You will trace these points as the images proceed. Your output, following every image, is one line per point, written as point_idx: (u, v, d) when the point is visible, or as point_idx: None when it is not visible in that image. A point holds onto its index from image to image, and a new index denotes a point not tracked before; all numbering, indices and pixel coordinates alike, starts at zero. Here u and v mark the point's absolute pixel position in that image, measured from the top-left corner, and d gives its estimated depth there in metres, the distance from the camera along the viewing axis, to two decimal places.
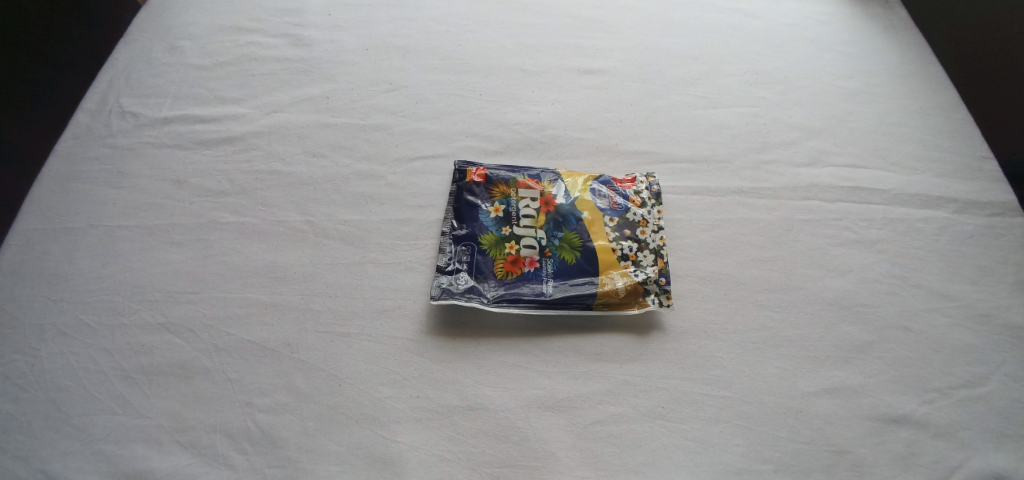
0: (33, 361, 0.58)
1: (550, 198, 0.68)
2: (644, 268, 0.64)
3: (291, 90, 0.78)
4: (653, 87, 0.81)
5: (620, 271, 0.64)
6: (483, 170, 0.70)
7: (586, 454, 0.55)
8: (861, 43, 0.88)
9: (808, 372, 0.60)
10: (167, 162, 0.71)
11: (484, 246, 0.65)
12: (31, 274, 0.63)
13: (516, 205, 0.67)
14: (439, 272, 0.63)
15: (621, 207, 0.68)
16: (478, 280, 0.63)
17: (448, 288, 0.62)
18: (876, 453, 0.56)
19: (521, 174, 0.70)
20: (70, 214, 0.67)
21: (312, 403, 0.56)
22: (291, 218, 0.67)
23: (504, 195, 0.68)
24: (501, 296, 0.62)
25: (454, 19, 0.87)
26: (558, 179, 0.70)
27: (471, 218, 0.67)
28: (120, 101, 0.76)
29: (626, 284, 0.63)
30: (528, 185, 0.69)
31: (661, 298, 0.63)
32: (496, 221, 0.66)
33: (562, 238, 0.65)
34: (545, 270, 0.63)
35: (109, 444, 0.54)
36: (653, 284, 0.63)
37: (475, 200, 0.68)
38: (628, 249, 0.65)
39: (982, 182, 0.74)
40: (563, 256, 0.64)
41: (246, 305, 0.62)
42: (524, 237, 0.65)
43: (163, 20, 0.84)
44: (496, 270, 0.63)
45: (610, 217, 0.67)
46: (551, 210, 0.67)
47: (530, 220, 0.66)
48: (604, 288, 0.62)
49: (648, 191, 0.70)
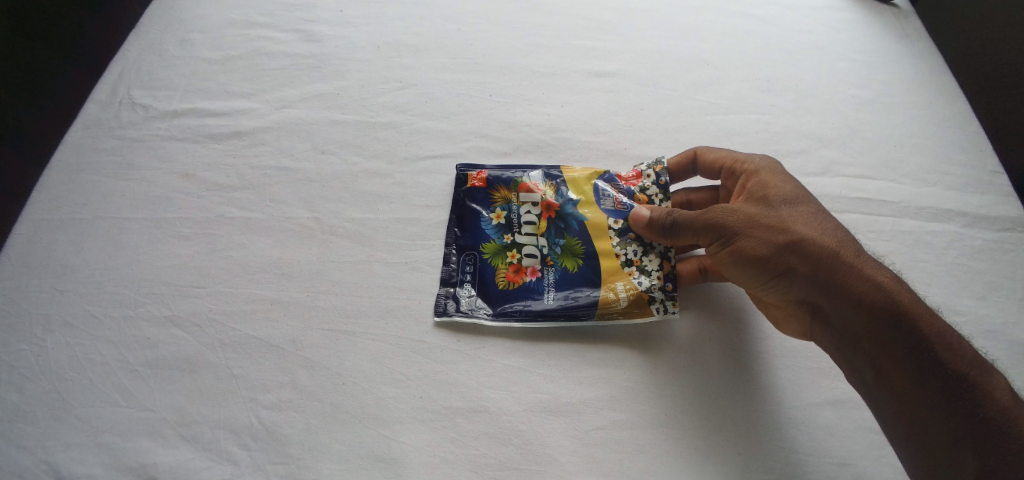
0: (39, 352, 0.58)
1: (551, 201, 0.66)
2: (648, 274, 0.62)
3: (301, 86, 0.78)
4: (664, 91, 0.81)
5: (623, 278, 0.62)
6: (484, 174, 0.70)
7: (588, 459, 0.55)
8: (876, 52, 0.87)
9: (811, 383, 0.59)
10: (175, 154, 0.72)
11: (486, 255, 0.65)
12: (39, 264, 0.63)
13: (517, 211, 0.66)
14: (443, 284, 0.63)
15: (626, 207, 0.64)
16: (480, 291, 0.63)
17: (451, 301, 0.62)
18: (878, 467, 0.56)
19: (522, 176, 0.69)
20: (78, 205, 0.67)
21: (316, 401, 0.56)
22: (299, 215, 0.68)
23: (506, 201, 0.67)
24: (503, 308, 0.62)
25: (466, 18, 0.86)
26: (560, 179, 0.68)
27: (472, 226, 0.67)
28: (130, 93, 0.76)
29: (629, 292, 0.61)
30: (528, 188, 0.67)
31: (666, 305, 0.61)
32: (497, 229, 0.66)
33: (564, 245, 0.64)
34: (546, 280, 0.63)
35: (113, 436, 0.55)
36: (658, 291, 0.61)
37: (477, 207, 0.68)
38: (633, 254, 0.63)
39: (993, 196, 0.73)
40: (565, 265, 0.64)
41: (251, 301, 0.62)
42: (525, 245, 0.65)
43: (172, 10, 0.84)
44: (497, 280, 0.63)
45: (613, 219, 0.64)
46: (552, 216, 0.66)
47: (531, 227, 0.65)
48: (605, 297, 0.61)
49: (656, 185, 0.66)
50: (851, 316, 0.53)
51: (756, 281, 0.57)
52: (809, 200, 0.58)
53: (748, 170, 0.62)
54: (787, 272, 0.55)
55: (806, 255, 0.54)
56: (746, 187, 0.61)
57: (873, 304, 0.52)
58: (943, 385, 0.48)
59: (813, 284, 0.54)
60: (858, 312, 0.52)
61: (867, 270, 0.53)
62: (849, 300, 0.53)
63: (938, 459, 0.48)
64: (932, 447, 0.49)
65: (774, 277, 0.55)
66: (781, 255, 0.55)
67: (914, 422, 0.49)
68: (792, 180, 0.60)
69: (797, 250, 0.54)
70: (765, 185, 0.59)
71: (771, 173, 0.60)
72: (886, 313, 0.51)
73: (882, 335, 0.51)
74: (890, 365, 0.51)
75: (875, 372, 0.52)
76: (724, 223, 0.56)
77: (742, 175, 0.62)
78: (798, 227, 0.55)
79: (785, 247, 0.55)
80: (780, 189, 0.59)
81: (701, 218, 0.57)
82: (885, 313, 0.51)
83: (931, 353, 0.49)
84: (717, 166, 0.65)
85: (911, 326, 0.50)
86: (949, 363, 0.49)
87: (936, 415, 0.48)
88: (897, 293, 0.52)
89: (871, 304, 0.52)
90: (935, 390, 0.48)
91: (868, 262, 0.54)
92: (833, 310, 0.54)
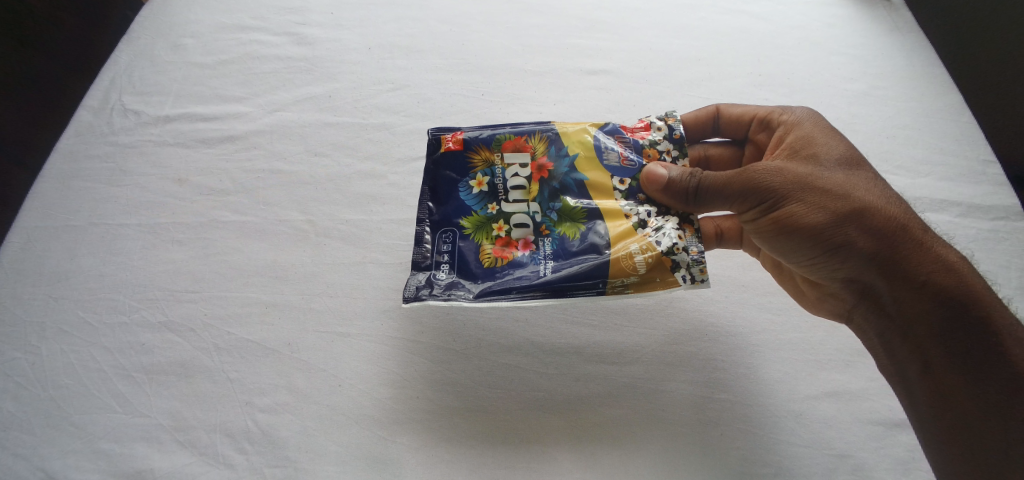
0: (34, 360, 0.58)
1: (542, 161, 0.58)
2: (669, 234, 0.53)
3: (294, 89, 0.78)
4: (657, 88, 0.81)
5: (637, 240, 0.53)
6: (459, 135, 0.59)
7: (583, 457, 0.54)
8: (868, 44, 0.87)
9: (808, 376, 0.59)
10: (168, 160, 0.72)
11: (467, 230, 0.56)
12: (32, 272, 0.63)
13: (502, 175, 0.58)
14: (416, 269, 0.55)
15: (632, 164, 0.57)
16: (462, 272, 0.54)
17: (425, 284, 0.54)
18: (877, 458, 0.55)
19: (505, 132, 0.59)
20: (71, 212, 0.67)
21: (312, 403, 0.56)
22: (292, 217, 0.67)
23: (488, 164, 0.58)
24: (489, 288, 0.53)
25: (458, 19, 0.86)
26: (551, 133, 0.59)
27: (449, 197, 0.58)
28: (122, 100, 0.76)
29: (647, 256, 0.52)
30: (515, 147, 0.58)
31: (693, 273, 0.52)
32: (479, 198, 0.57)
33: (560, 210, 0.56)
34: (542, 252, 0.54)
35: (109, 443, 0.55)
36: (683, 254, 0.52)
37: (454, 174, 0.58)
38: (646, 214, 0.55)
39: (987, 186, 0.73)
40: (564, 233, 0.55)
41: (247, 304, 0.62)
42: (514, 214, 0.56)
43: (164, 16, 0.83)
44: (482, 258, 0.55)
45: (619, 178, 0.57)
46: (545, 178, 0.57)
47: (521, 192, 0.57)
48: (620, 262, 0.52)
49: (668, 139, 0.59)
50: (905, 297, 0.49)
51: (797, 253, 0.53)
52: (864, 167, 0.53)
53: (788, 122, 0.59)
54: (836, 245, 0.50)
55: (860, 225, 0.50)
56: (788, 144, 0.57)
57: (930, 283, 0.48)
58: (1002, 381, 0.44)
59: (864, 259, 0.50)
60: (914, 289, 0.48)
61: (927, 248, 0.49)
62: (904, 277, 0.49)
63: (974, 455, 0.45)
64: (969, 440, 0.46)
65: (819, 250, 0.51)
66: (831, 224, 0.50)
67: (952, 412, 0.46)
68: (842, 139, 0.56)
69: (851, 220, 0.50)
70: (813, 146, 0.55)
71: (818, 131, 0.57)
72: (942, 296, 0.47)
73: (937, 317, 0.47)
74: (939, 350, 0.47)
75: (925, 361, 0.48)
76: (767, 185, 0.51)
77: (779, 128, 0.60)
78: (854, 195, 0.51)
79: (837, 215, 0.50)
80: (828, 148, 0.55)
81: (739, 179, 0.52)
82: (943, 294, 0.47)
83: (992, 346, 0.45)
84: (748, 118, 0.64)
85: (971, 313, 0.46)
86: (1016, 361, 0.44)
87: (989, 415, 0.44)
88: (959, 277, 0.47)
89: (929, 285, 0.48)
90: (988, 386, 0.45)
91: (927, 236, 0.50)
92: (882, 287, 0.50)
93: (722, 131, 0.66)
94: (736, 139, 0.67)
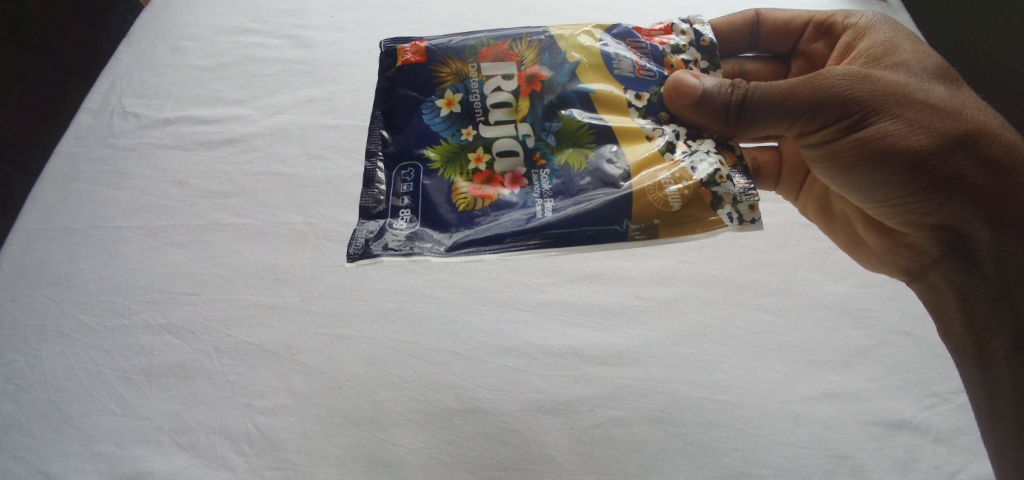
0: (33, 362, 0.58)
1: (532, 71, 0.50)
2: (706, 161, 0.46)
3: (294, 91, 0.78)
4: None
5: (667, 168, 0.45)
6: (421, 44, 0.52)
7: (584, 458, 0.55)
8: None
9: (807, 376, 0.59)
10: (168, 162, 0.72)
11: (434, 164, 0.49)
12: (32, 275, 0.63)
13: (477, 90, 0.50)
14: (365, 218, 0.49)
15: (649, 74, 0.49)
16: (427, 220, 0.47)
17: (376, 236, 0.47)
18: (875, 458, 0.55)
19: (482, 38, 0.51)
20: (71, 214, 0.67)
21: (311, 405, 0.56)
22: (292, 220, 0.68)
23: (459, 78, 0.50)
24: (466, 240, 0.46)
25: (457, 21, 0.86)
26: (542, 38, 0.51)
27: (409, 123, 0.51)
28: (122, 101, 0.76)
29: (682, 187, 0.44)
30: (494, 55, 0.50)
31: (741, 210, 0.44)
32: (448, 122, 0.50)
33: (559, 131, 0.48)
34: (536, 190, 0.47)
35: (109, 445, 0.55)
36: (727, 185, 0.44)
37: (416, 95, 0.51)
38: (675, 137, 0.47)
39: None
40: (567, 161, 0.48)
41: (246, 307, 0.62)
42: (496, 140, 0.49)
43: (163, 18, 0.83)
44: (455, 200, 0.48)
45: (635, 92, 0.49)
46: (538, 91, 0.49)
47: (504, 112, 0.49)
48: (650, 195, 0.44)
49: (694, 46, 0.51)
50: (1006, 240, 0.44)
51: (879, 184, 0.48)
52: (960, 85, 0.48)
53: (859, 27, 0.54)
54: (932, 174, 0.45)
55: (965, 151, 0.44)
56: (863, 48, 0.52)
57: None
58: None
59: (965, 193, 0.45)
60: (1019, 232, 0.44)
61: None
62: (1009, 220, 0.44)
63: None
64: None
65: (909, 181, 0.46)
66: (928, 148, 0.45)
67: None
68: (929, 49, 0.50)
69: (953, 144, 0.44)
70: (899, 55, 0.49)
71: (899, 38, 0.51)
72: None
73: None
74: None
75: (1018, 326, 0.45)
76: (851, 96, 0.46)
77: (846, 34, 0.55)
78: (958, 117, 0.45)
79: (935, 138, 0.44)
80: (917, 57, 0.49)
81: (816, 88, 0.46)
82: None
83: None
84: (801, 23, 0.59)
85: None
86: None
87: None
88: None
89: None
90: None
91: None
92: (978, 227, 0.46)
93: (759, 42, 0.60)
94: (776, 54, 0.62)
